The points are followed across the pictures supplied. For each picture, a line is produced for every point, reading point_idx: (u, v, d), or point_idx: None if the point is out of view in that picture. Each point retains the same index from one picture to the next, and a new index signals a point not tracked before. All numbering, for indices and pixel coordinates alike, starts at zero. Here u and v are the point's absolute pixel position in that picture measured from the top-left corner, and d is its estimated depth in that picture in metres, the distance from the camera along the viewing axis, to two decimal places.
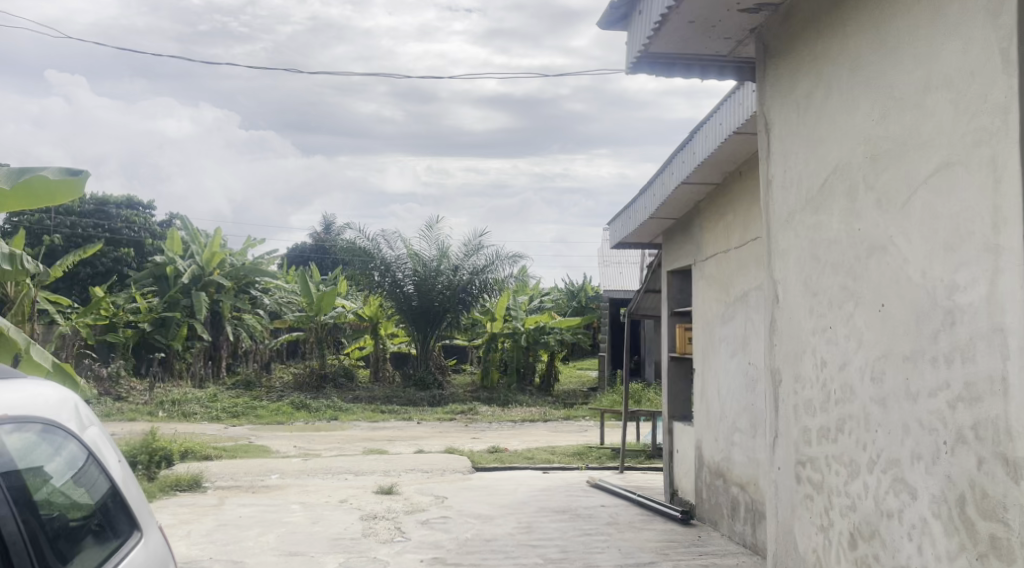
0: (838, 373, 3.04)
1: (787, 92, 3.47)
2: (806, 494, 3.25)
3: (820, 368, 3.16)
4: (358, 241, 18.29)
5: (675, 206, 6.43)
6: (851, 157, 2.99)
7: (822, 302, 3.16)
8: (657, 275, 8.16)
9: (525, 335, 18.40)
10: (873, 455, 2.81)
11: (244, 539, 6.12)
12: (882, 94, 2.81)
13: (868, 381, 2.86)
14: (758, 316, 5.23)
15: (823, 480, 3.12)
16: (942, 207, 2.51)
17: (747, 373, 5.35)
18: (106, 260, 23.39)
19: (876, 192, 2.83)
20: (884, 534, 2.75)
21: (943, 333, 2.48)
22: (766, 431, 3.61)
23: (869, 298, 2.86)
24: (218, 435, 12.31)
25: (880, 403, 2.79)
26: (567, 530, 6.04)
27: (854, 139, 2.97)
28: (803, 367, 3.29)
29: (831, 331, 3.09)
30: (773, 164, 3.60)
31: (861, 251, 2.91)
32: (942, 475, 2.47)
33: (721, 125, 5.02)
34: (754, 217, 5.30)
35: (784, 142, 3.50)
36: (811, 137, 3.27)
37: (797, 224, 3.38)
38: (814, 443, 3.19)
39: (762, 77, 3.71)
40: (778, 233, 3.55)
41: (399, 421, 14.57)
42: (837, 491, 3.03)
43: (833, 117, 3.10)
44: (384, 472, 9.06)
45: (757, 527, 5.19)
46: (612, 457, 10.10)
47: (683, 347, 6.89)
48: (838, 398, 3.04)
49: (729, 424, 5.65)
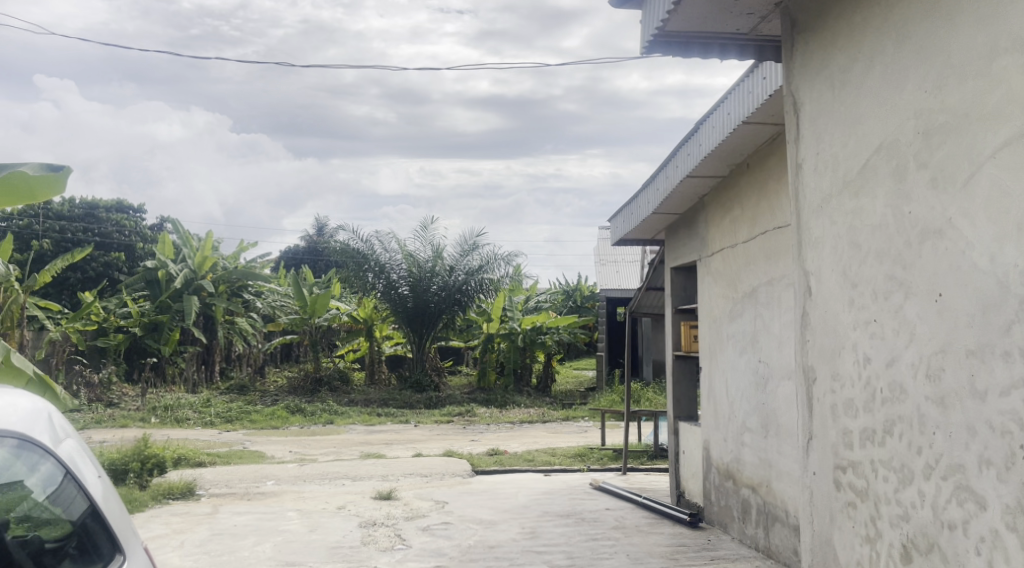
0: (885, 370, 2.88)
1: (819, 68, 3.31)
2: (848, 502, 3.09)
3: (862, 365, 3.00)
4: (352, 242, 18.12)
5: (679, 201, 6.27)
6: (899, 134, 2.83)
7: (864, 294, 2.99)
8: (659, 272, 7.99)
9: (521, 336, 18.21)
10: (930, 460, 2.65)
11: (240, 549, 5.95)
12: (936, 63, 2.65)
13: (922, 378, 2.70)
14: (768, 313, 5.07)
15: (868, 487, 2.96)
16: (1014, 185, 2.35)
17: (758, 371, 5.20)
18: (96, 265, 23.16)
19: (930, 170, 2.67)
20: (945, 547, 2.58)
21: (1016, 325, 2.32)
22: (800, 434, 3.45)
23: (923, 288, 2.70)
24: (211, 441, 12.11)
25: (938, 402, 2.62)
26: (573, 535, 5.86)
27: (902, 114, 2.81)
28: (842, 363, 3.13)
29: (876, 324, 2.93)
30: (803, 147, 3.45)
31: (913, 236, 2.75)
32: (1017, 482, 2.31)
33: (728, 115, 4.86)
34: (762, 211, 5.14)
35: (817, 121, 3.34)
36: (848, 114, 3.11)
37: (832, 210, 3.22)
38: (857, 446, 3.03)
39: (788, 54, 3.56)
40: (809, 220, 3.40)
41: (396, 424, 14.38)
42: (885, 499, 2.87)
43: (875, 92, 2.95)
44: (382, 476, 8.88)
45: (770, 530, 5.02)
46: (614, 458, 9.94)
47: (688, 345, 6.72)
48: (885, 396, 2.88)
49: (739, 424, 5.49)
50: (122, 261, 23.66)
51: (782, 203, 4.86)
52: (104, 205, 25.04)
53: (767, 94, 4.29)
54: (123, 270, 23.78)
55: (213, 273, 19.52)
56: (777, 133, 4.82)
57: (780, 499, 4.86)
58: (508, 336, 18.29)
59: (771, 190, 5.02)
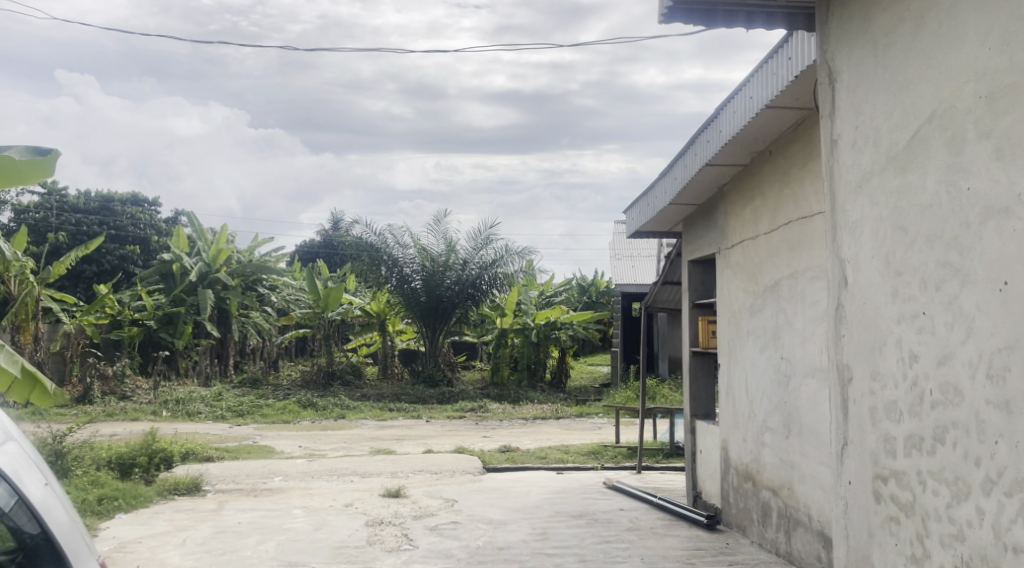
0: (936, 369, 2.66)
1: (860, 31, 3.08)
2: (890, 517, 2.87)
3: (908, 363, 2.78)
4: (365, 236, 17.97)
5: (698, 191, 6.05)
6: (956, 101, 2.60)
7: (911, 283, 2.78)
8: (676, 265, 7.76)
9: (536, 331, 17.91)
10: (991, 472, 2.43)
11: (242, 547, 5.78)
12: (1003, 19, 2.42)
13: (982, 379, 2.47)
14: (791, 307, 4.84)
15: (914, 501, 2.74)
16: None
17: (780, 368, 4.98)
18: (111, 258, 23.13)
19: (994, 140, 2.45)
20: None
21: None
22: (833, 439, 3.22)
23: (984, 276, 2.48)
24: (221, 435, 11.98)
25: (1002, 407, 2.40)
26: (586, 537, 5.65)
27: (960, 78, 2.58)
28: (883, 361, 2.91)
29: (925, 318, 2.71)
30: (840, 120, 3.22)
31: (973, 216, 2.53)
32: None
33: (751, 99, 4.63)
34: (785, 199, 4.92)
35: (855, 91, 3.11)
36: (894, 82, 2.89)
37: (874, 189, 3.00)
38: (902, 454, 2.81)
39: (824, 20, 3.33)
40: (846, 202, 3.17)
41: (408, 420, 14.23)
42: (935, 516, 2.65)
43: (925, 55, 2.72)
44: (391, 473, 8.70)
45: (791, 535, 4.80)
46: (628, 456, 9.71)
47: (705, 341, 6.48)
48: (935, 398, 2.66)
49: (759, 424, 5.27)
50: (137, 254, 23.61)
51: (807, 191, 4.63)
52: (120, 198, 24.91)
53: (792, 76, 4.06)
54: (138, 263, 23.74)
55: (228, 266, 19.42)
56: (802, 117, 4.59)
57: (803, 504, 4.65)
58: (521, 331, 18.00)
59: (795, 178, 4.79)
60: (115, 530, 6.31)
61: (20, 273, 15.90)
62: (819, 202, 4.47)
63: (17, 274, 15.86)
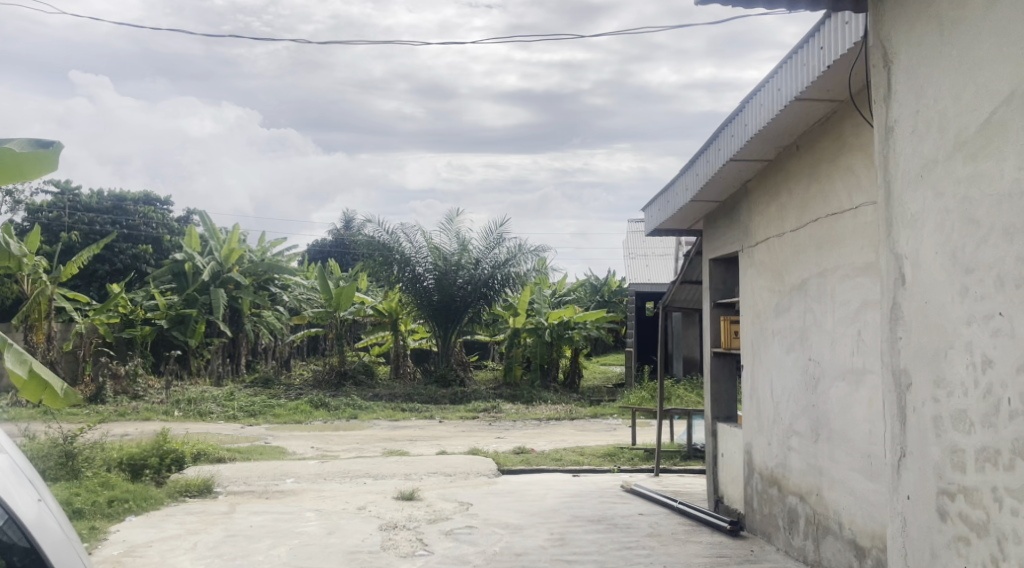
0: (1014, 376, 2.50)
1: (921, 10, 2.92)
2: (957, 536, 2.72)
3: (980, 368, 2.63)
4: (377, 235, 17.85)
5: (720, 187, 5.89)
6: None
7: (983, 281, 2.62)
8: (696, 265, 7.59)
9: (549, 331, 17.75)
10: None
11: (254, 552, 5.66)
12: None
13: None
14: (819, 307, 4.68)
15: (988, 519, 2.59)
16: None
17: (807, 370, 4.82)
18: (124, 257, 23.11)
19: None
20: None
21: None
22: (888, 450, 3.07)
23: None
24: (233, 436, 11.87)
25: None
26: (605, 543, 5.51)
27: None
28: (949, 367, 2.76)
29: (1001, 319, 2.55)
30: (897, 105, 3.06)
31: None
32: None
33: (778, 91, 4.46)
34: (814, 195, 4.75)
35: (916, 75, 2.96)
36: (963, 62, 2.73)
37: (938, 179, 2.84)
38: (972, 468, 2.65)
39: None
40: (904, 194, 3.02)
41: (421, 420, 14.11)
42: (1013, 537, 2.49)
43: (1001, 33, 2.57)
44: (405, 475, 8.56)
45: (820, 543, 4.64)
46: (645, 458, 9.55)
47: (728, 342, 6.32)
48: (1013, 409, 2.50)
49: (785, 428, 5.11)
50: (149, 253, 23.59)
51: (836, 186, 4.46)
52: (132, 197, 24.86)
53: (823, 66, 3.89)
54: (150, 262, 23.72)
55: (240, 265, 19.35)
56: (832, 110, 4.43)
57: (832, 511, 4.49)
58: (535, 331, 17.81)
59: (824, 173, 4.62)
60: (126, 534, 6.20)
61: (33, 272, 15.90)
62: (851, 198, 4.30)
63: (29, 273, 15.85)
